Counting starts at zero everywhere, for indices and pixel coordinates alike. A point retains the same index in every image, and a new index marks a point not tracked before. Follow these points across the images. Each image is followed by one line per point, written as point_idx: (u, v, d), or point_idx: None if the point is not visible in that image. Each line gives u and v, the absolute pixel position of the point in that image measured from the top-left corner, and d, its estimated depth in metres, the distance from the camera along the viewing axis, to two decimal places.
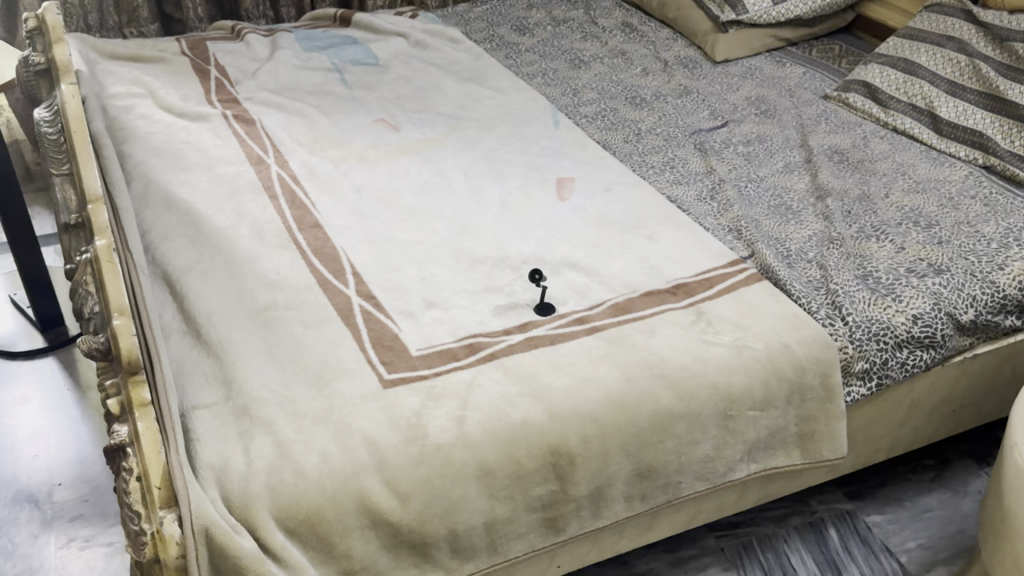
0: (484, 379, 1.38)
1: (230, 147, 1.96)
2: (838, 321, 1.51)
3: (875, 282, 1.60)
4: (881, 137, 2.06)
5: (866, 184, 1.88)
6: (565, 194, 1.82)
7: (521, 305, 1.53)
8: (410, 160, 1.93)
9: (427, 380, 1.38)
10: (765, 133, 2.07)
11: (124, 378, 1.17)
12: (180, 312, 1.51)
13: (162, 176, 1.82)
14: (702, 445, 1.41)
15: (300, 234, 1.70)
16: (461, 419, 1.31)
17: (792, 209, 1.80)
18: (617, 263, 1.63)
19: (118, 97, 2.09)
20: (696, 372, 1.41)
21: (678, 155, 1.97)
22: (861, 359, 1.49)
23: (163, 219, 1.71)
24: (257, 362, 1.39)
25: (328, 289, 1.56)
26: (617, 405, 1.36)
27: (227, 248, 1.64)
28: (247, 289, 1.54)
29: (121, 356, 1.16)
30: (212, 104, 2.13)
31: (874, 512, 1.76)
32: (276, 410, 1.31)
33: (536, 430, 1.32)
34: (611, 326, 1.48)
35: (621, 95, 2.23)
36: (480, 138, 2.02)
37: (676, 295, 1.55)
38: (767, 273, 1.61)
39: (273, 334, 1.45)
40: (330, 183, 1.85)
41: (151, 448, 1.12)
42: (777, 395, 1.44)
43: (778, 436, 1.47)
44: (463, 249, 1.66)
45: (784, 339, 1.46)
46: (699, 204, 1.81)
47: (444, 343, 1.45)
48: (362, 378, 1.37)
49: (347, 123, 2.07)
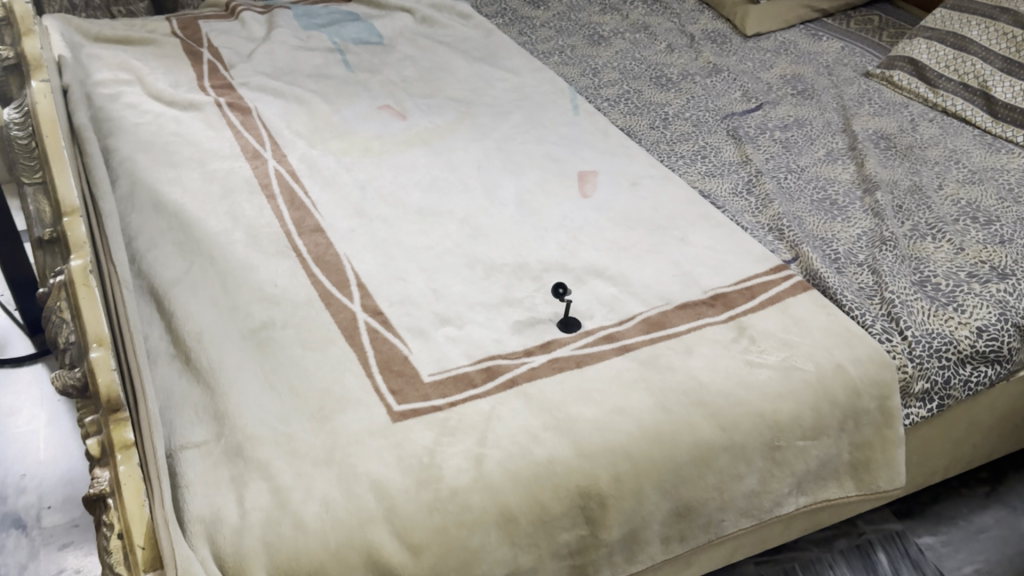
0: (504, 409, 1.24)
1: (224, 140, 1.82)
2: (895, 336, 1.36)
3: (933, 289, 1.45)
4: (930, 119, 1.89)
5: (918, 173, 1.71)
6: (587, 189, 1.66)
7: (542, 321, 1.39)
8: (418, 152, 1.78)
9: (441, 412, 1.24)
10: (804, 116, 1.91)
11: (107, 419, 1.06)
12: (168, 332, 1.38)
13: (150, 174, 1.69)
14: (747, 479, 1.26)
15: (300, 239, 1.56)
16: (478, 458, 1.18)
17: (837, 203, 1.65)
18: (648, 270, 1.48)
19: (105, 84, 1.96)
20: (738, 399, 1.26)
21: (709, 143, 1.82)
22: (922, 378, 1.35)
23: (150, 222, 1.58)
24: (251, 394, 1.26)
25: (331, 304, 1.42)
26: (652, 438, 1.22)
27: (220, 256, 1.50)
28: (243, 304, 1.41)
29: (100, 394, 1.05)
30: (205, 90, 1.99)
31: (926, 532, 1.62)
32: (272, 449, 1.18)
33: (561, 469, 1.18)
34: (644, 345, 1.34)
35: (644, 75, 2.07)
36: (493, 125, 1.86)
37: (715, 308, 1.40)
38: (814, 280, 1.46)
39: (269, 359, 1.32)
40: (333, 179, 1.70)
41: (135, 501, 1.00)
42: (829, 422, 1.28)
43: (830, 466, 1.31)
44: (477, 256, 1.51)
45: (836, 358, 1.31)
46: (735, 200, 1.66)
47: (459, 367, 1.31)
48: (369, 410, 1.24)
49: (350, 110, 1.91)
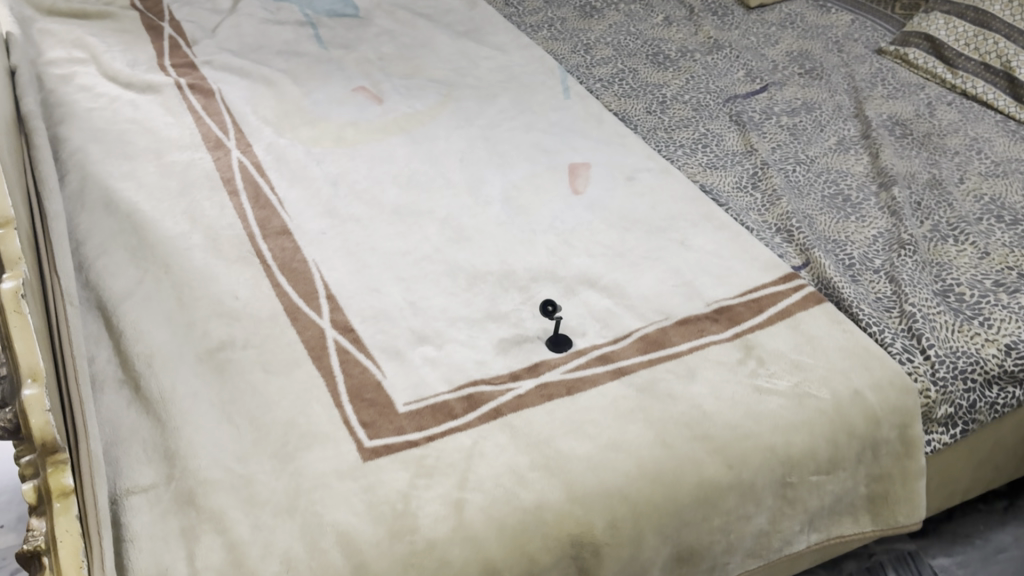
0: (487, 444, 1.12)
1: (184, 128, 1.67)
2: (917, 355, 1.25)
3: (956, 301, 1.33)
4: (948, 102, 1.76)
5: (937, 165, 1.59)
6: (579, 184, 1.53)
7: (530, 339, 1.27)
8: (395, 141, 1.64)
9: (417, 448, 1.12)
10: (813, 99, 1.77)
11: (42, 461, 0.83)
12: (116, 354, 1.24)
13: (102, 168, 1.55)
14: (756, 519, 1.15)
15: (264, 242, 1.42)
16: (458, 503, 1.06)
17: (851, 199, 1.52)
18: (645, 279, 1.35)
19: (57, 64, 1.81)
20: (747, 431, 1.14)
21: (711, 130, 1.68)
22: (945, 403, 1.23)
23: (101, 224, 1.44)
24: (206, 430, 1.13)
25: (297, 319, 1.29)
26: (651, 478, 1.10)
27: (175, 265, 1.37)
28: (200, 321, 1.28)
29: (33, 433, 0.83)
30: (165, 70, 1.84)
31: (941, 553, 1.50)
32: (228, 496, 1.06)
33: (551, 516, 1.06)
34: (641, 367, 1.22)
35: (640, 52, 1.92)
36: (478, 110, 1.72)
37: (719, 324, 1.28)
38: (827, 290, 1.34)
39: (227, 386, 1.19)
40: (302, 173, 1.56)
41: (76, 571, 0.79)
42: (845, 454, 1.17)
43: (844, 500, 1.20)
44: (458, 263, 1.38)
45: (853, 383, 1.19)
46: (739, 196, 1.53)
47: (438, 396, 1.19)
48: (337, 447, 1.12)
49: (323, 93, 1.77)
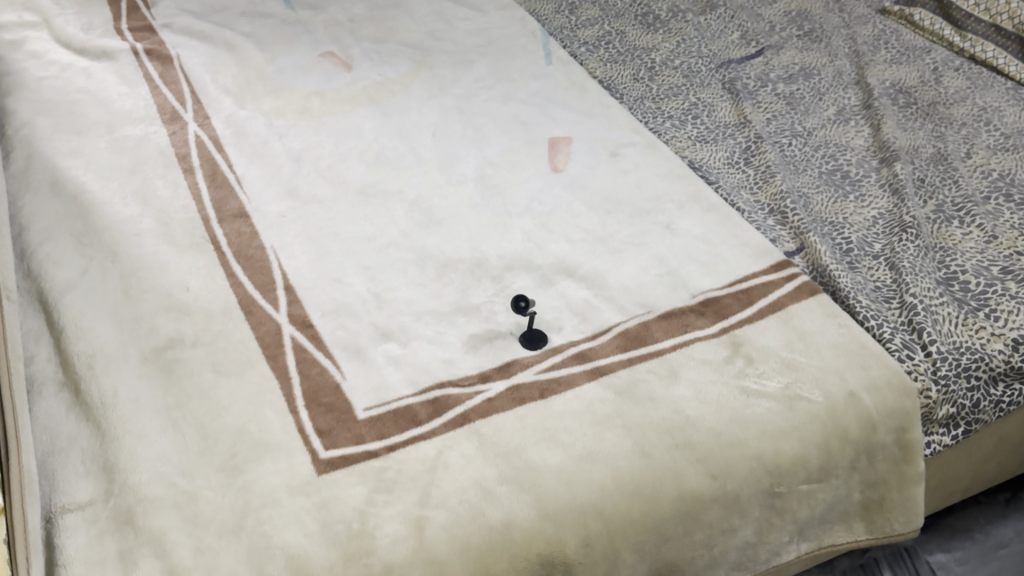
0: (452, 455, 1.04)
1: (138, 97, 1.56)
2: (917, 352, 1.16)
3: (960, 290, 1.24)
4: (955, 67, 1.66)
5: (942, 137, 1.49)
6: (559, 161, 1.43)
7: (501, 335, 1.18)
8: (364, 112, 1.53)
9: (376, 460, 1.03)
10: (812, 64, 1.67)
11: None
12: (56, 353, 1.15)
13: (50, 143, 1.44)
14: (741, 531, 1.07)
15: (219, 226, 1.33)
16: (419, 522, 0.97)
17: (850, 176, 1.42)
18: (626, 267, 1.26)
19: (6, 28, 1.69)
20: (732, 439, 1.06)
21: (702, 99, 1.58)
22: (946, 403, 1.15)
23: (46, 206, 1.33)
24: (149, 438, 1.04)
25: (252, 313, 1.20)
26: (629, 492, 1.01)
27: (124, 253, 1.27)
28: (147, 316, 1.19)
29: None
30: (121, 34, 1.72)
31: (938, 549, 1.43)
32: (170, 515, 0.97)
33: (519, 534, 0.98)
34: (620, 367, 1.13)
35: (628, 12, 1.81)
36: (453, 78, 1.61)
37: (704, 318, 1.19)
38: (822, 278, 1.25)
39: (174, 388, 1.10)
40: (263, 149, 1.46)
41: None
42: (839, 461, 1.08)
43: (836, 509, 1.12)
44: (427, 250, 1.29)
45: (848, 385, 1.11)
46: (730, 172, 1.44)
47: (401, 400, 1.10)
48: (290, 459, 1.03)
49: (287, 60, 1.66)
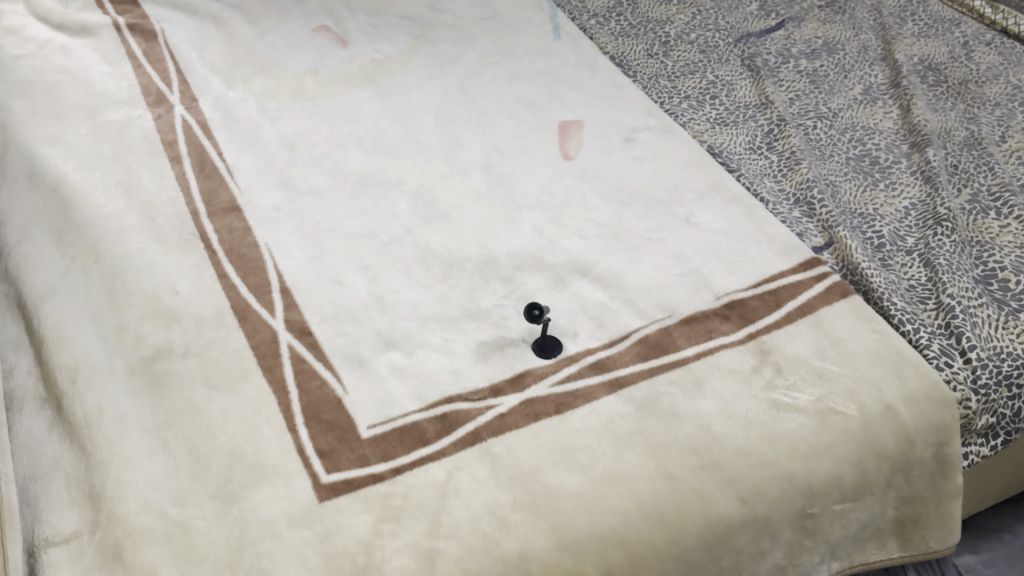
0: (463, 478, 0.97)
1: (121, 76, 1.47)
2: (956, 358, 1.09)
3: (1000, 290, 1.17)
4: (987, 42, 1.57)
5: (975, 119, 1.41)
6: (570, 148, 1.34)
7: (513, 342, 1.10)
8: (361, 94, 1.44)
9: (381, 484, 0.96)
10: (836, 38, 1.59)
11: None
12: (37, 365, 1.07)
13: (27, 129, 1.35)
14: (772, 555, 0.99)
15: (209, 221, 1.24)
16: (429, 556, 0.90)
17: (879, 162, 1.34)
18: (644, 267, 1.18)
19: None
20: (762, 458, 0.99)
21: (721, 78, 1.50)
22: (986, 414, 1.08)
23: (24, 200, 1.24)
24: (138, 461, 0.97)
25: (246, 320, 1.12)
26: (654, 518, 0.94)
27: (108, 251, 1.18)
28: (134, 324, 1.10)
29: None
30: (102, 7, 1.62)
31: (965, 551, 1.37)
32: (161, 548, 0.89)
33: (536, 567, 0.90)
34: (641, 378, 1.06)
35: None
36: (455, 55, 1.52)
37: (729, 323, 1.11)
38: (853, 277, 1.18)
39: (164, 405, 1.03)
40: (255, 135, 1.38)
41: None
42: (875, 479, 1.01)
43: (869, 527, 1.05)
44: (432, 248, 1.21)
45: (884, 397, 1.04)
46: (753, 159, 1.35)
47: (407, 417, 1.03)
48: (288, 485, 0.95)
49: (279, 35, 1.56)
